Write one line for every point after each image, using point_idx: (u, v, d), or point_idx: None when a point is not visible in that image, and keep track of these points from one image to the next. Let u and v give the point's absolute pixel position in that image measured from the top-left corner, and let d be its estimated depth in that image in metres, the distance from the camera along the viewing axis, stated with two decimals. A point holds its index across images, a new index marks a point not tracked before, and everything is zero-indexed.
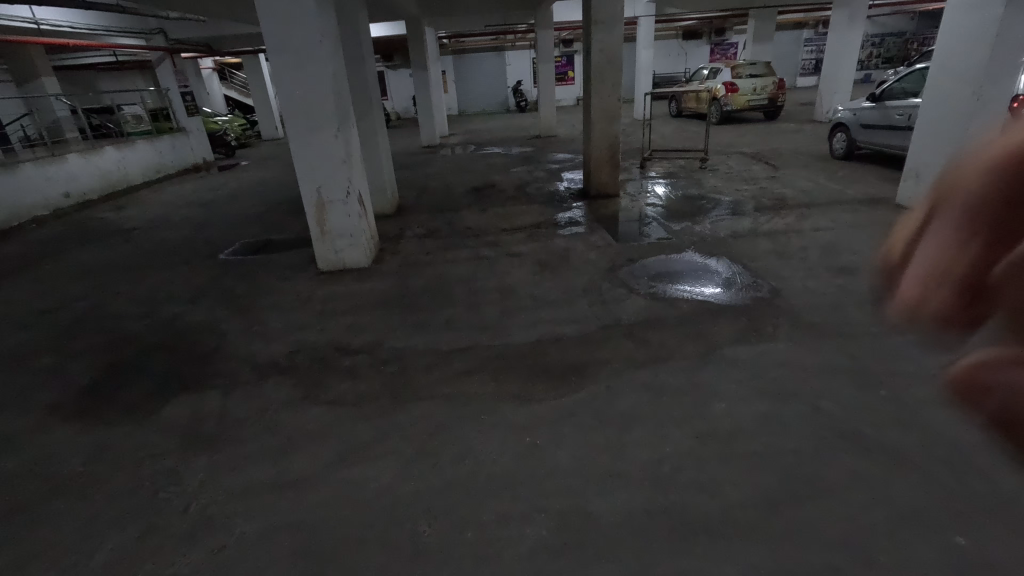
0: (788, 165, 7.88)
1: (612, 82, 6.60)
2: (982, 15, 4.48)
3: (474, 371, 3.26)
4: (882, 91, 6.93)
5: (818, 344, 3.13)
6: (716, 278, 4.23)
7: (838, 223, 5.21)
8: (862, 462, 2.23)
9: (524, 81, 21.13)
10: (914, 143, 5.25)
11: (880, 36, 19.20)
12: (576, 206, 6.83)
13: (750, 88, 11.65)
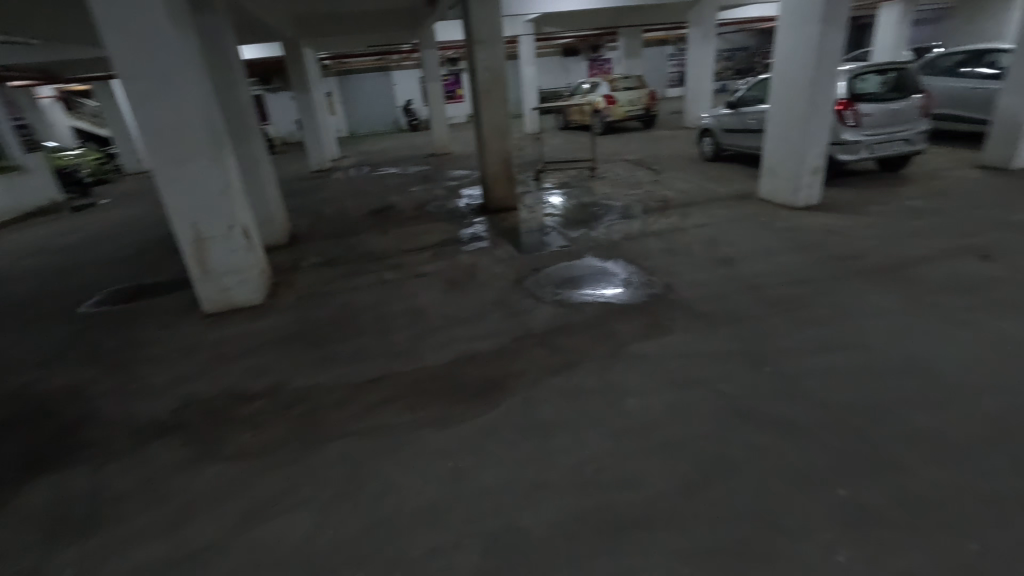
0: (667, 168, 8.58)
1: (500, 98, 6.77)
2: (806, 33, 5.22)
3: (389, 400, 3.12)
4: (736, 100, 7.87)
5: (710, 331, 3.41)
6: (615, 280, 4.45)
7: (714, 219, 5.75)
8: (758, 435, 2.44)
9: (414, 100, 21.05)
10: (768, 144, 5.95)
11: (730, 51, 21.76)
12: (477, 221, 6.88)
13: (627, 100, 12.54)
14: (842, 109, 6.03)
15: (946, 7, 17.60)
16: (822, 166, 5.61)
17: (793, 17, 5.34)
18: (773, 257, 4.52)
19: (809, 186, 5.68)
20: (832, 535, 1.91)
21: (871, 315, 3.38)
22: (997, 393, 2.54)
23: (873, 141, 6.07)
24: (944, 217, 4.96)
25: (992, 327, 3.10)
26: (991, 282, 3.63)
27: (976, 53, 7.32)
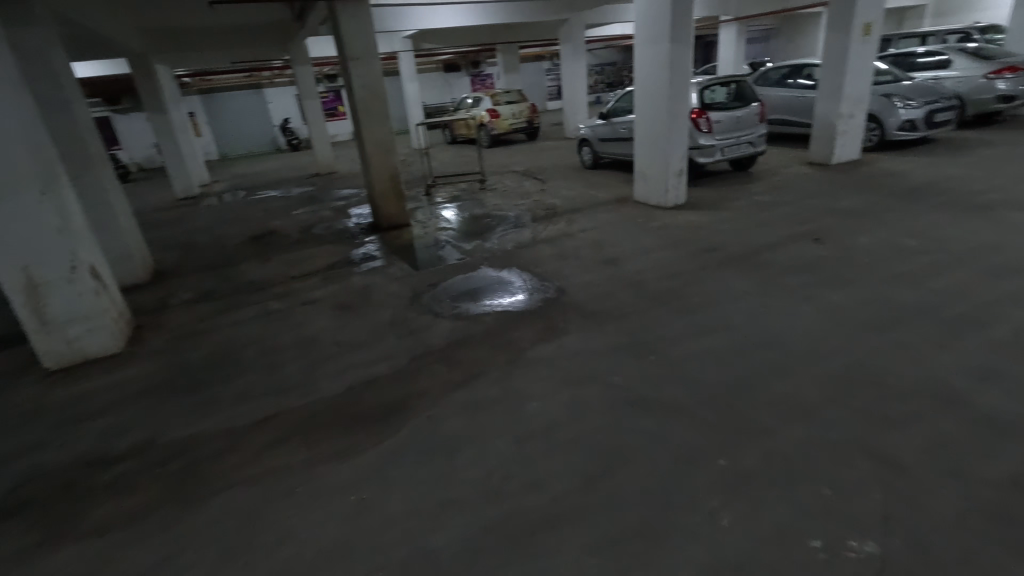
0: (552, 177, 8.97)
1: (381, 114, 6.65)
2: (659, 50, 5.78)
3: (281, 440, 2.90)
4: (608, 111, 8.46)
5: (601, 329, 3.60)
6: (510, 288, 4.54)
7: (598, 223, 6.11)
8: (648, 421, 2.62)
9: (292, 118, 19.99)
10: (638, 151, 6.48)
11: (600, 66, 23.41)
12: (368, 241, 6.67)
13: (509, 113, 12.92)
14: (696, 117, 6.74)
15: (771, 28, 20.45)
16: (685, 168, 6.21)
17: (648, 34, 5.88)
18: (651, 253, 4.90)
19: (676, 187, 6.25)
20: (717, 502, 2.10)
21: (735, 299, 3.79)
22: (835, 355, 2.97)
23: (724, 145, 6.85)
24: (785, 208, 5.72)
25: (826, 299, 3.62)
26: (823, 261, 4.24)
27: (795, 67, 8.57)
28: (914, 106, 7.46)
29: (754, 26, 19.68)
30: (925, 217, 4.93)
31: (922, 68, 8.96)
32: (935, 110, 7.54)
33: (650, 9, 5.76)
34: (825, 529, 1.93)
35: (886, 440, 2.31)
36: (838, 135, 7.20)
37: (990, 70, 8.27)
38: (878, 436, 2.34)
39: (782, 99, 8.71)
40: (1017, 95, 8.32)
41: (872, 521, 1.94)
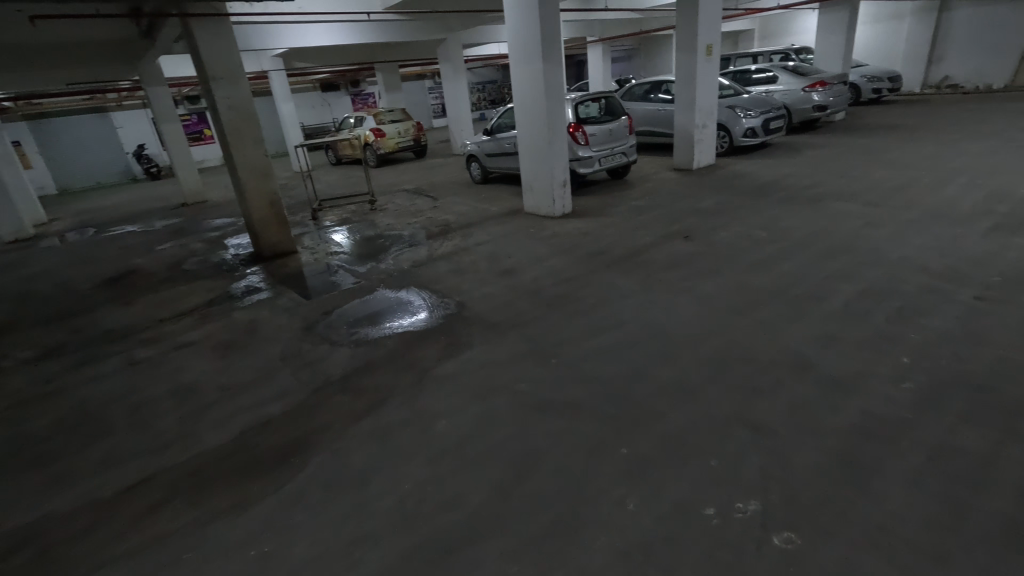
0: (444, 194, 8.99)
1: (254, 137, 6.21)
2: (534, 70, 6.10)
3: (162, 503, 2.58)
4: (491, 127, 8.70)
5: (504, 339, 3.67)
6: (410, 308, 4.47)
7: (492, 235, 6.24)
8: (555, 422, 2.72)
9: (148, 144, 18.03)
10: (524, 166, 6.73)
11: (481, 84, 24.04)
12: (251, 272, 6.18)
13: (395, 132, 12.76)
14: (574, 131, 7.17)
15: (632, 48, 22.43)
16: (568, 180, 6.57)
17: (522, 55, 6.17)
18: (545, 261, 5.11)
19: (561, 198, 6.58)
20: (623, 489, 2.23)
21: (623, 297, 4.06)
22: (711, 339, 3.30)
23: (600, 155, 7.35)
24: (658, 210, 6.27)
25: (700, 290, 4.02)
26: (695, 256, 4.71)
27: (655, 83, 9.48)
28: (753, 115, 8.61)
29: (618, 46, 21.48)
30: (771, 211, 5.68)
31: (756, 83, 10.36)
32: (769, 118, 8.74)
33: (521, 31, 6.07)
34: (715, 497, 2.13)
35: (757, 408, 2.61)
36: (696, 143, 8.05)
37: (807, 84, 9.82)
38: (751, 406, 2.63)
39: (647, 112, 9.57)
40: (828, 104, 9.92)
41: (752, 482, 2.18)
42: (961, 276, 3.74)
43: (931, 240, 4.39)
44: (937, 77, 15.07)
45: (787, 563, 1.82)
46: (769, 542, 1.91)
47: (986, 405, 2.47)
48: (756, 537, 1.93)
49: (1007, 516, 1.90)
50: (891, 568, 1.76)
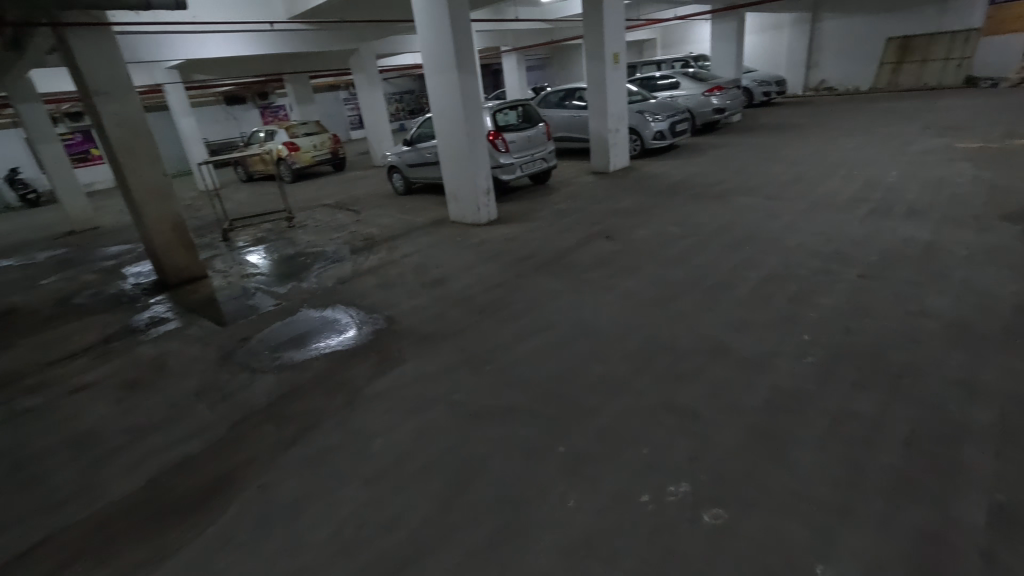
0: (366, 207, 8.75)
1: (149, 155, 5.72)
2: (449, 79, 6.10)
3: (60, 568, 2.29)
4: (411, 137, 8.60)
5: (437, 350, 3.62)
6: (337, 326, 4.29)
7: (419, 247, 6.15)
8: (493, 429, 2.71)
9: (24, 167, 16.14)
10: (447, 175, 6.71)
11: (399, 94, 23.71)
12: (155, 302, 5.68)
13: (310, 145, 12.21)
14: (494, 139, 7.25)
15: (546, 57, 23.09)
16: (492, 187, 6.62)
17: (436, 64, 6.17)
18: (474, 269, 5.11)
19: (486, 205, 6.62)
20: (563, 488, 2.27)
21: (552, 300, 4.14)
22: (637, 333, 3.45)
23: (522, 162, 7.48)
24: (580, 213, 6.47)
25: (623, 286, 4.19)
26: (617, 254, 4.90)
27: (569, 91, 9.82)
28: (660, 119, 9.13)
29: (532, 55, 22.02)
30: (683, 208, 6.04)
31: (662, 89, 11.00)
32: (675, 122, 9.31)
33: (434, 41, 6.06)
34: (650, 484, 2.22)
35: (683, 395, 2.76)
36: (611, 147, 8.41)
37: (706, 89, 10.57)
38: (677, 393, 2.78)
39: (563, 118, 9.87)
40: (726, 107, 10.74)
41: (682, 465, 2.30)
42: (847, 258, 4.17)
43: (820, 227, 4.86)
44: (815, 80, 16.77)
45: (717, 537, 1.93)
46: (700, 520, 2.02)
47: (874, 371, 2.76)
48: (687, 518, 2.03)
49: (896, 469, 2.13)
50: (806, 529, 1.92)
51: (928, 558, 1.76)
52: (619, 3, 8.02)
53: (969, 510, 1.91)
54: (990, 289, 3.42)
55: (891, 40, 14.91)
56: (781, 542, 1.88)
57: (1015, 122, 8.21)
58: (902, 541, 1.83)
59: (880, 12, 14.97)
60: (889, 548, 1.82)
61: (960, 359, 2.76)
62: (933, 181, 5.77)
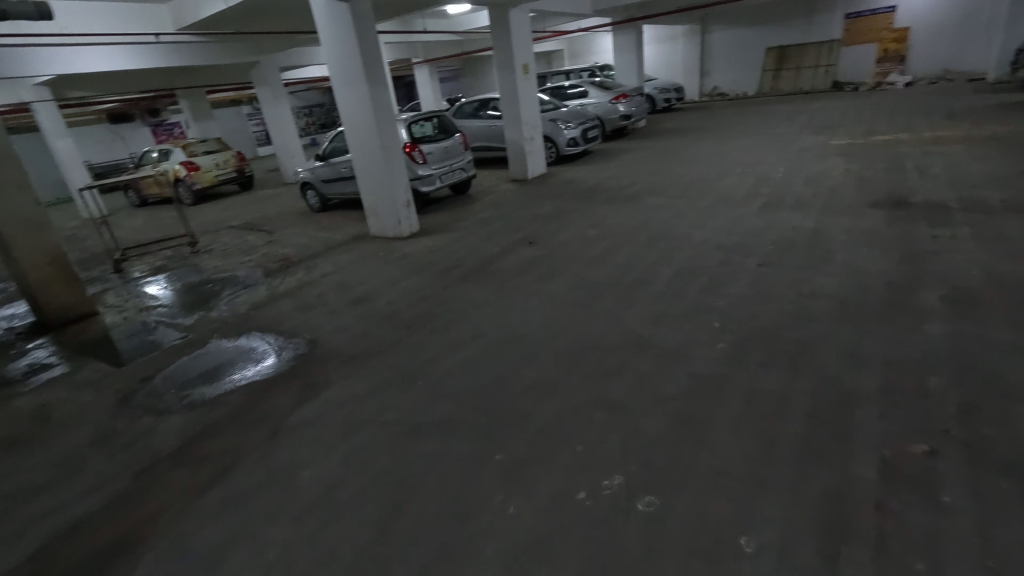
0: (279, 227, 8.30)
1: (16, 183, 5.08)
2: (359, 91, 5.96)
3: None
4: (323, 152, 8.30)
5: (365, 370, 3.50)
6: (254, 355, 4.02)
7: (339, 264, 5.93)
8: (428, 444, 2.66)
9: None
10: (364, 188, 6.54)
11: (308, 108, 22.78)
12: (35, 347, 5.02)
13: (212, 164, 11.40)
14: (410, 151, 7.16)
15: (458, 68, 23.21)
16: (412, 199, 6.53)
17: (344, 77, 6.01)
18: (399, 284, 4.99)
19: (408, 218, 6.52)
20: (502, 496, 2.26)
21: (480, 309, 4.14)
22: (564, 335, 3.53)
23: (440, 173, 7.45)
24: (502, 221, 6.54)
25: (548, 290, 4.28)
26: (540, 259, 5.00)
27: (483, 101, 9.94)
28: (573, 127, 9.48)
29: (444, 66, 22.05)
30: (599, 211, 6.28)
31: (572, 97, 11.42)
32: (587, 129, 9.69)
33: (340, 52, 5.90)
34: (585, 481, 2.28)
35: (610, 390, 2.86)
36: (528, 154, 8.59)
37: (613, 97, 11.17)
38: (605, 389, 2.87)
39: (479, 128, 9.96)
40: (632, 113, 11.34)
41: (614, 459, 2.37)
42: (747, 248, 4.53)
43: (723, 222, 5.25)
44: (709, 87, 18.16)
45: (652, 524, 2.01)
46: (634, 509, 2.09)
47: (776, 350, 3.01)
48: (623, 509, 2.10)
49: (800, 437, 2.34)
50: (729, 504, 2.06)
51: (832, 515, 1.95)
52: (524, 15, 8.25)
53: (864, 467, 2.14)
54: (866, 268, 3.86)
55: (770, 50, 16.48)
56: (708, 520, 2.00)
57: (875, 122, 9.36)
58: (810, 503, 2.01)
59: (758, 25, 16.51)
60: (800, 511, 1.98)
61: (846, 333, 3.09)
62: (814, 175, 6.43)
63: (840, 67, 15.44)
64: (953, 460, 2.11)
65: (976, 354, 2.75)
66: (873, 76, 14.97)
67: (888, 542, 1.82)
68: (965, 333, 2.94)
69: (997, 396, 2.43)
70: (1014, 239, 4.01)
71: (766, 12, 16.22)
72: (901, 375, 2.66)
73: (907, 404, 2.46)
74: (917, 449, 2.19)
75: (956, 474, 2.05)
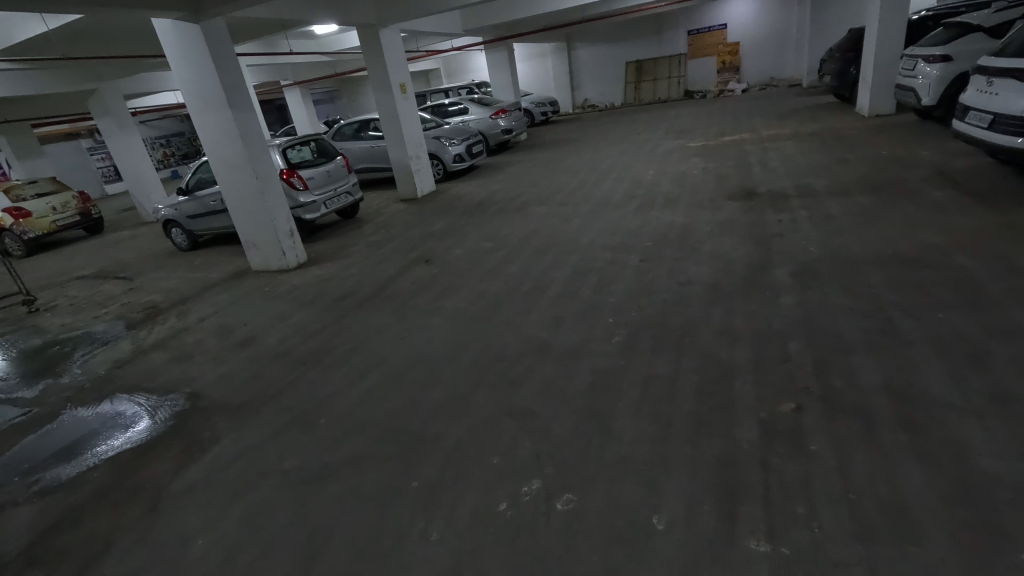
0: (140, 272, 7.38)
1: None
2: (222, 117, 5.51)
3: None
4: (187, 185, 7.55)
5: (259, 417, 3.21)
6: (121, 421, 3.50)
7: (219, 305, 5.41)
8: (339, 485, 2.51)
9: None
10: (239, 221, 6.06)
11: (165, 138, 20.64)
12: None
13: (47, 208, 9.85)
14: (288, 177, 6.78)
15: (333, 89, 22.48)
16: (295, 228, 6.16)
17: (202, 104, 5.55)
18: (290, 319, 4.67)
19: (293, 247, 6.14)
20: (422, 523, 2.20)
21: (381, 334, 4.01)
22: (469, 350, 3.53)
23: (324, 198, 7.12)
24: (395, 242, 6.40)
25: (450, 307, 4.26)
26: (437, 277, 4.96)
27: (363, 122, 9.72)
28: (457, 143, 9.58)
29: (318, 89, 21.24)
30: (491, 224, 6.39)
31: (453, 115, 11.55)
32: (471, 144, 9.85)
33: (194, 78, 5.46)
34: (504, 491, 2.29)
35: (520, 397, 2.91)
36: (415, 173, 8.52)
37: (492, 113, 11.46)
38: (514, 397, 2.92)
39: (362, 150, 9.70)
40: (512, 127, 11.74)
41: (530, 464, 2.41)
42: (629, 247, 4.87)
43: (606, 224, 5.60)
44: (581, 99, 19.39)
45: (572, 521, 2.07)
46: (554, 510, 2.14)
47: (664, 337, 3.27)
48: (543, 512, 2.14)
49: (692, 414, 2.56)
50: (639, 487, 2.18)
51: (726, 480, 2.14)
52: (396, 36, 8.22)
53: (746, 431, 2.39)
54: (730, 254, 4.33)
55: (629, 64, 18.01)
56: (622, 506, 2.10)
57: (722, 125, 10.59)
58: (707, 472, 2.20)
59: (616, 41, 17.99)
60: (700, 481, 2.16)
61: (719, 313, 3.43)
62: (678, 175, 7.11)
63: (689, 78, 17.30)
64: (813, 413, 2.43)
65: (820, 317, 3.21)
66: (716, 84, 16.98)
67: (773, 494, 2.04)
68: (810, 301, 3.42)
69: (840, 351, 2.85)
70: (837, 217, 4.75)
71: (621, 30, 17.73)
72: (766, 344, 3.02)
73: (773, 369, 2.79)
74: (787, 407, 2.49)
75: (815, 423, 2.37)
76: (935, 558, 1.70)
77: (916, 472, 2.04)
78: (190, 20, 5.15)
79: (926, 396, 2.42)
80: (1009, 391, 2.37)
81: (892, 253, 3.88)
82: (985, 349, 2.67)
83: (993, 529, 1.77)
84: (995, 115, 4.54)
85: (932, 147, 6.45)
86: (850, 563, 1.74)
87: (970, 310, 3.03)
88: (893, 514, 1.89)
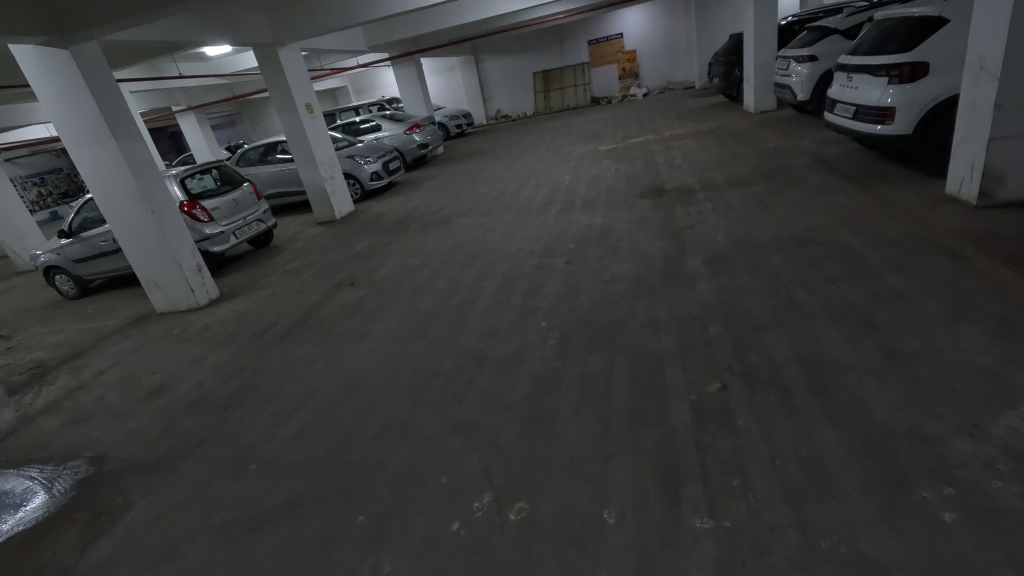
0: (19, 328, 6.52)
1: None
2: (105, 148, 5.01)
3: None
4: (70, 226, 6.73)
5: (179, 472, 2.94)
6: (8, 501, 3.05)
7: (120, 355, 4.91)
8: (275, 534, 2.34)
9: None
10: (137, 261, 5.56)
11: (37, 176, 18.50)
12: None
13: None
14: (189, 210, 6.29)
15: (233, 113, 21.31)
16: (202, 263, 5.73)
17: (81, 137, 5.04)
18: (205, 362, 4.31)
19: (202, 284, 5.71)
20: (372, 557, 2.10)
21: (308, 366, 3.81)
22: (403, 372, 3.44)
23: (233, 228, 6.68)
24: (315, 268, 6.13)
25: (379, 329, 4.14)
26: (364, 300, 4.81)
27: (269, 145, 9.27)
28: (372, 161, 9.38)
29: (215, 114, 20.07)
30: (416, 241, 6.28)
31: (366, 132, 11.31)
32: (387, 161, 9.69)
33: (67, 108, 4.93)
34: (455, 510, 2.24)
35: (462, 412, 2.87)
36: (331, 195, 8.22)
37: (406, 128, 11.32)
38: (454, 413, 2.88)
39: (271, 174, 9.23)
40: (428, 142, 11.69)
41: (479, 477, 2.39)
42: (555, 250, 4.99)
43: (529, 231, 5.71)
44: (493, 110, 19.68)
45: (527, 529, 2.07)
46: (508, 521, 2.13)
47: (596, 335, 3.37)
48: (497, 524, 2.12)
49: (630, 406, 2.64)
50: (587, 486, 2.22)
51: (667, 465, 2.24)
52: (296, 55, 7.97)
53: (679, 415, 2.51)
54: (646, 249, 4.57)
55: (536, 74, 18.56)
56: (573, 506, 2.13)
57: (628, 128, 11.16)
58: (649, 461, 2.28)
59: (521, 53, 18.49)
60: (643, 470, 2.24)
61: (644, 307, 3.59)
62: (593, 178, 7.40)
63: (593, 85, 18.09)
64: (736, 390, 2.60)
65: (733, 300, 3.45)
66: (619, 90, 17.87)
67: (709, 472, 2.16)
68: (722, 286, 3.66)
69: (752, 329, 3.08)
70: (736, 207, 5.14)
71: (525, 42, 18.27)
72: (688, 331, 3.20)
73: (696, 354, 2.96)
74: (712, 388, 2.65)
75: (739, 399, 2.53)
76: (852, 508, 1.87)
77: (828, 432, 2.23)
78: (58, 46, 4.67)
79: (830, 363, 2.65)
80: (894, 348, 2.66)
81: (788, 234, 4.26)
82: (872, 313, 2.99)
83: (895, 473, 1.98)
84: (858, 106, 5.13)
85: (810, 138, 7.17)
86: (783, 525, 1.87)
87: (856, 279, 3.37)
88: (816, 475, 2.04)
